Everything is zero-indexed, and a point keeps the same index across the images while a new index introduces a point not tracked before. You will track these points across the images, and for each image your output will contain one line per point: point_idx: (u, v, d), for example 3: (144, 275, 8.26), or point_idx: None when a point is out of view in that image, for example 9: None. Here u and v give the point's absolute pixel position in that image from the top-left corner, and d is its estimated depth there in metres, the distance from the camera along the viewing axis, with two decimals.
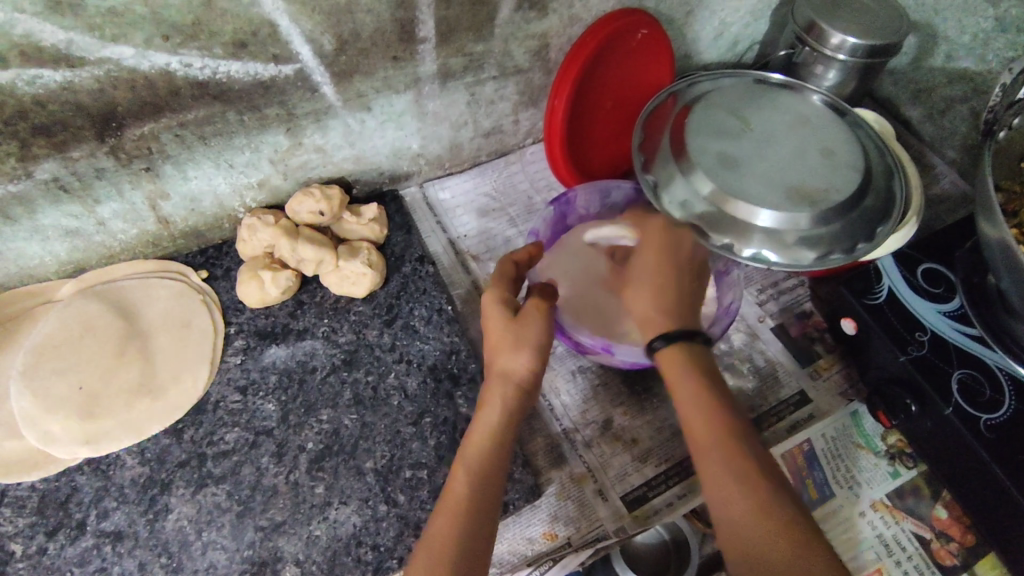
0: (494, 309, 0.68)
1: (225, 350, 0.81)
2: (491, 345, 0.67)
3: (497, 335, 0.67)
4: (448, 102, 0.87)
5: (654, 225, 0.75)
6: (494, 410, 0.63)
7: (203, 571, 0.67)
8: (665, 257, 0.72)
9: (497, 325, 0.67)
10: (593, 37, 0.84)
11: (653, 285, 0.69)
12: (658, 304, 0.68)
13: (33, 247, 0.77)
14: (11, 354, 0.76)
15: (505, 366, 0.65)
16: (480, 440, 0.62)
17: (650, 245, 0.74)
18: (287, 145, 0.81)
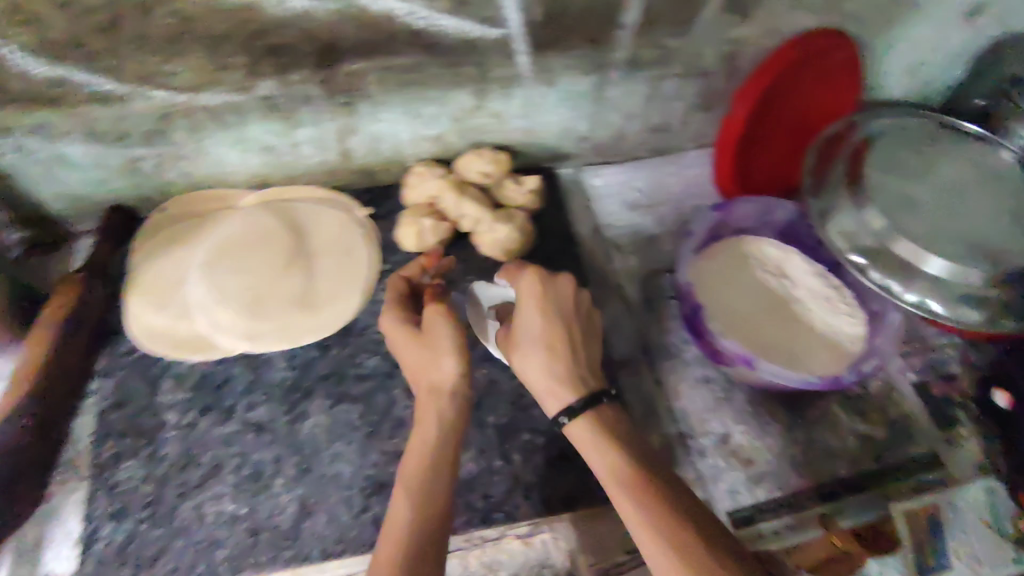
0: (398, 337, 0.69)
1: (376, 284, 0.86)
2: (411, 369, 0.69)
3: (410, 360, 0.68)
4: (629, 92, 0.88)
5: (525, 283, 0.71)
6: (429, 416, 0.64)
7: (329, 477, 0.73)
8: (546, 316, 0.69)
9: (406, 351, 0.69)
10: (795, 50, 0.83)
11: (545, 348, 0.68)
12: (551, 367, 0.67)
13: (232, 155, 0.83)
14: (195, 246, 0.84)
15: (434, 379, 0.66)
16: (420, 448, 0.63)
17: (534, 304, 0.70)
18: (471, 105, 0.84)
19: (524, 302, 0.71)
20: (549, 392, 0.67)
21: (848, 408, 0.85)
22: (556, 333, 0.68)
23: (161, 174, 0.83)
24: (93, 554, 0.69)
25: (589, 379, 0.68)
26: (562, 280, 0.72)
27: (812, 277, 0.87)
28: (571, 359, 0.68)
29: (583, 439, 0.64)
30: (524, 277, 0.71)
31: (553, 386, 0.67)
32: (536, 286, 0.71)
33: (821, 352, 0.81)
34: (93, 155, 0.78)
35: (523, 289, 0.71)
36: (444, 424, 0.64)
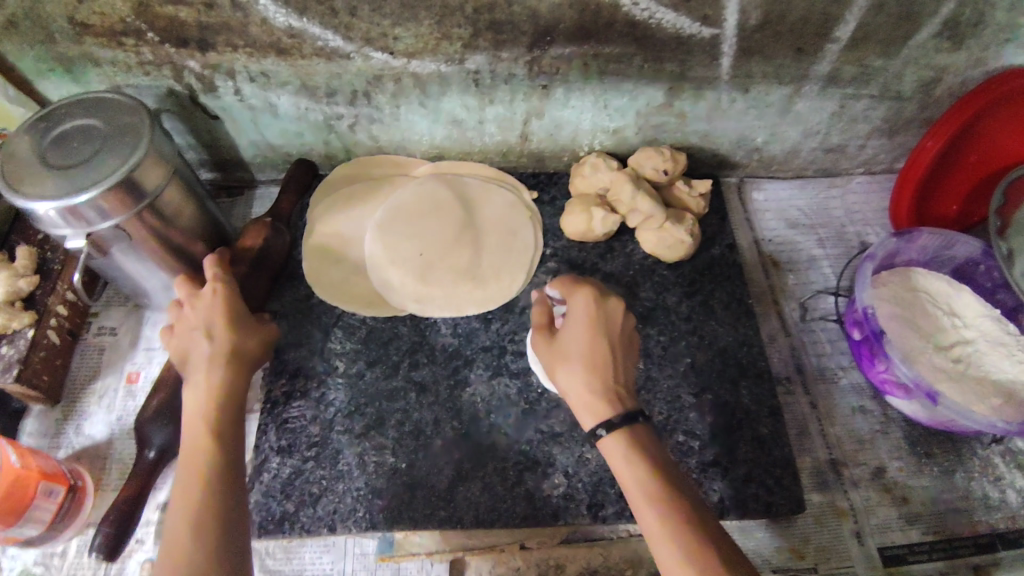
0: (208, 306, 0.63)
1: (538, 266, 0.87)
2: (190, 343, 0.62)
3: (193, 335, 0.62)
4: (816, 107, 0.87)
5: (579, 300, 0.62)
6: (203, 401, 0.59)
7: (485, 446, 0.74)
8: (599, 332, 0.60)
9: (195, 314, 0.63)
10: (979, 96, 0.82)
11: (588, 365, 0.59)
12: (590, 383, 0.58)
13: (421, 124, 0.87)
14: (372, 207, 0.88)
15: (237, 348, 0.62)
16: (201, 443, 0.56)
17: (586, 321, 0.61)
18: (660, 102, 0.84)
19: (573, 315, 0.62)
20: (585, 406, 0.58)
21: (1011, 461, 0.80)
22: (605, 351, 0.59)
23: (353, 134, 0.88)
24: (260, 485, 0.72)
25: (624, 394, 0.59)
26: (613, 303, 0.62)
27: (989, 320, 0.83)
28: (615, 377, 0.59)
29: (618, 460, 0.56)
30: (580, 296, 0.62)
31: (592, 397, 0.58)
32: (595, 302, 0.62)
33: (999, 397, 0.76)
34: (300, 108, 0.83)
35: (575, 307, 0.62)
36: (224, 418, 0.59)
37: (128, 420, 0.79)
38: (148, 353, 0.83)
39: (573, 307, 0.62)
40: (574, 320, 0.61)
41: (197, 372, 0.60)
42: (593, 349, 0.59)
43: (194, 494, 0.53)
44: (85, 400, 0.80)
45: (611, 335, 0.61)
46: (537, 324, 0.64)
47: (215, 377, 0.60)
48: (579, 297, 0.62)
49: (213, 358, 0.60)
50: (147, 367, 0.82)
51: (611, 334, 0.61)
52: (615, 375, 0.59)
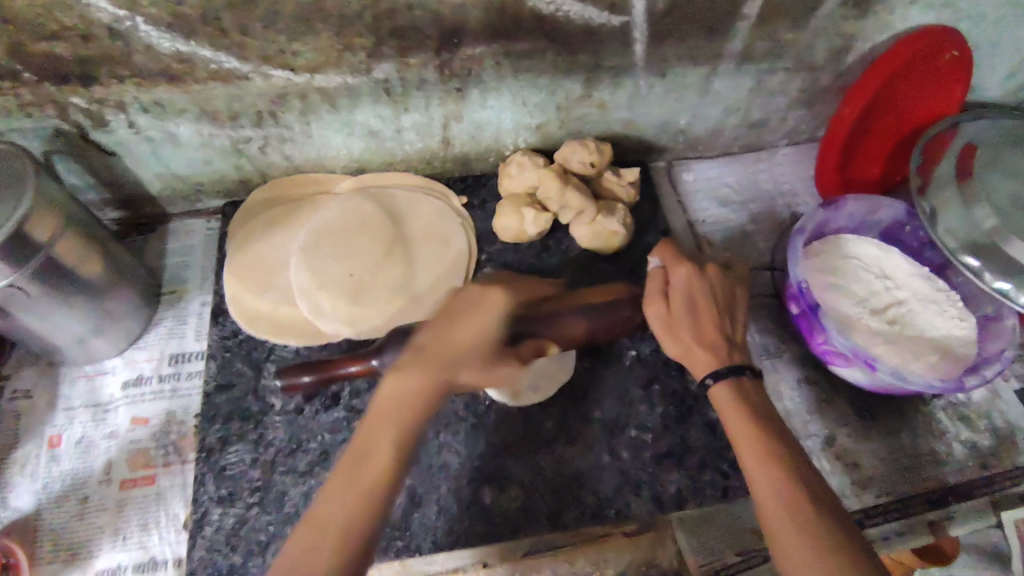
0: (482, 311, 0.59)
1: (474, 274, 0.85)
2: (434, 341, 0.58)
3: (442, 330, 0.59)
4: (734, 85, 0.86)
5: (681, 273, 0.64)
6: (407, 399, 0.55)
7: (438, 468, 0.72)
8: (702, 309, 0.63)
9: (462, 317, 0.59)
10: (938, 35, 0.80)
11: (699, 333, 0.62)
12: (704, 347, 0.62)
13: (337, 139, 0.83)
14: (294, 232, 0.84)
15: (460, 372, 0.57)
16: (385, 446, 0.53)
17: (695, 294, 0.63)
18: (579, 94, 0.83)
19: (676, 284, 0.64)
20: (696, 365, 0.63)
21: (952, 413, 0.82)
22: (705, 321, 0.63)
23: (266, 156, 0.83)
24: (203, 539, 0.68)
25: (729, 348, 0.63)
26: (715, 278, 0.65)
27: (917, 278, 0.85)
28: (716, 336, 0.62)
29: (724, 403, 0.60)
30: (684, 269, 0.64)
31: (694, 348, 0.62)
32: (697, 276, 0.64)
33: (932, 355, 0.78)
34: (203, 135, 0.78)
35: (678, 280, 0.64)
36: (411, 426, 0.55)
37: (54, 487, 0.73)
38: (69, 412, 0.77)
39: (677, 278, 0.64)
40: (681, 291, 0.63)
41: (411, 369, 0.56)
42: (704, 321, 0.63)
43: (357, 501, 0.51)
44: (7, 471, 0.74)
45: (716, 304, 0.64)
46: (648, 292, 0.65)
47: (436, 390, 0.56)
48: (687, 267, 0.64)
49: (434, 379, 0.56)
50: (69, 428, 0.77)
51: (721, 303, 0.64)
52: (723, 340, 0.63)
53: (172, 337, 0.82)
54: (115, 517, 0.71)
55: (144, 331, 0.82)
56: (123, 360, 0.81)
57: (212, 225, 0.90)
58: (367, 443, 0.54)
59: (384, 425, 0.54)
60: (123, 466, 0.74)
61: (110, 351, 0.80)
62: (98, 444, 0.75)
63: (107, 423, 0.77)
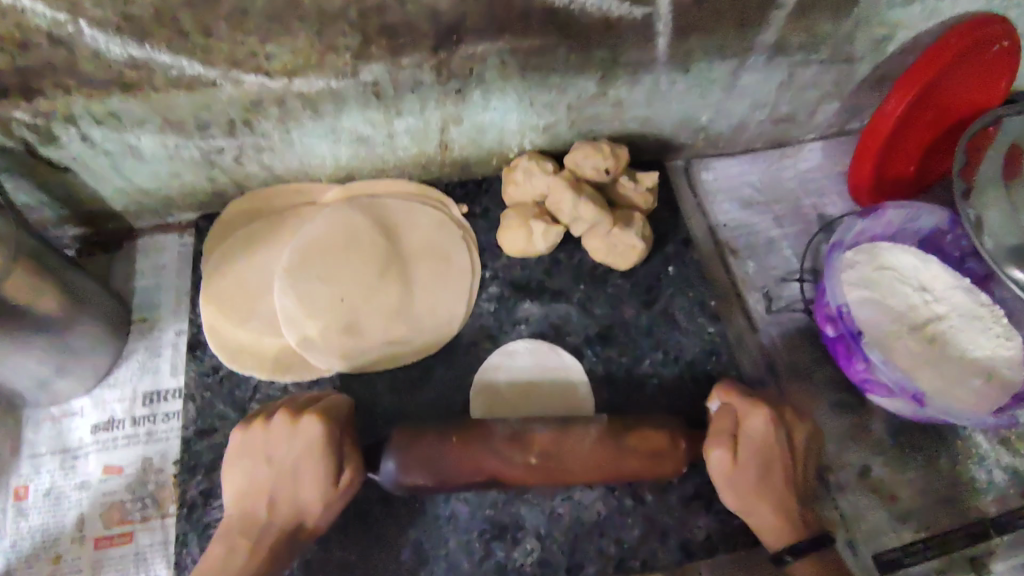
0: (298, 451, 0.59)
1: (478, 293, 0.78)
2: (255, 487, 0.60)
3: (263, 471, 0.60)
4: (764, 79, 0.77)
5: (760, 423, 0.62)
6: (228, 558, 0.57)
7: (444, 518, 0.66)
8: (774, 464, 0.61)
9: (281, 459, 0.60)
10: (993, 25, 0.72)
11: (766, 491, 0.61)
12: (770, 504, 0.60)
13: (321, 146, 0.74)
14: (276, 250, 0.75)
15: (300, 510, 0.59)
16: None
17: (773, 449, 0.61)
18: (593, 93, 0.73)
19: (752, 435, 0.61)
20: (760, 514, 0.61)
21: (993, 435, 0.77)
22: (776, 475, 0.61)
23: (241, 166, 0.74)
24: None
25: (801, 509, 0.62)
26: (795, 430, 0.62)
27: (960, 292, 0.77)
28: (791, 496, 0.61)
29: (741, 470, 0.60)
30: (765, 419, 0.61)
31: (758, 503, 0.61)
32: (777, 429, 0.61)
33: (978, 380, 0.72)
34: (168, 146, 0.69)
35: (754, 429, 0.62)
36: (265, 554, 0.58)
37: (22, 546, 0.66)
38: (34, 461, 0.70)
39: (761, 426, 0.61)
40: (759, 442, 0.61)
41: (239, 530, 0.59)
42: (772, 485, 0.61)
43: None
44: None
45: (791, 457, 0.62)
46: (722, 442, 0.61)
47: (265, 541, 0.58)
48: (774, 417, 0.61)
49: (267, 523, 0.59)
50: (36, 478, 0.69)
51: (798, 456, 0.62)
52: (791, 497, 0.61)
53: (146, 372, 0.74)
54: None
55: (113, 366, 0.74)
56: (92, 400, 0.73)
57: (185, 241, 0.82)
58: None
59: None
60: (97, 521, 0.67)
61: (77, 391, 0.72)
62: (68, 496, 0.68)
63: (77, 472, 0.69)
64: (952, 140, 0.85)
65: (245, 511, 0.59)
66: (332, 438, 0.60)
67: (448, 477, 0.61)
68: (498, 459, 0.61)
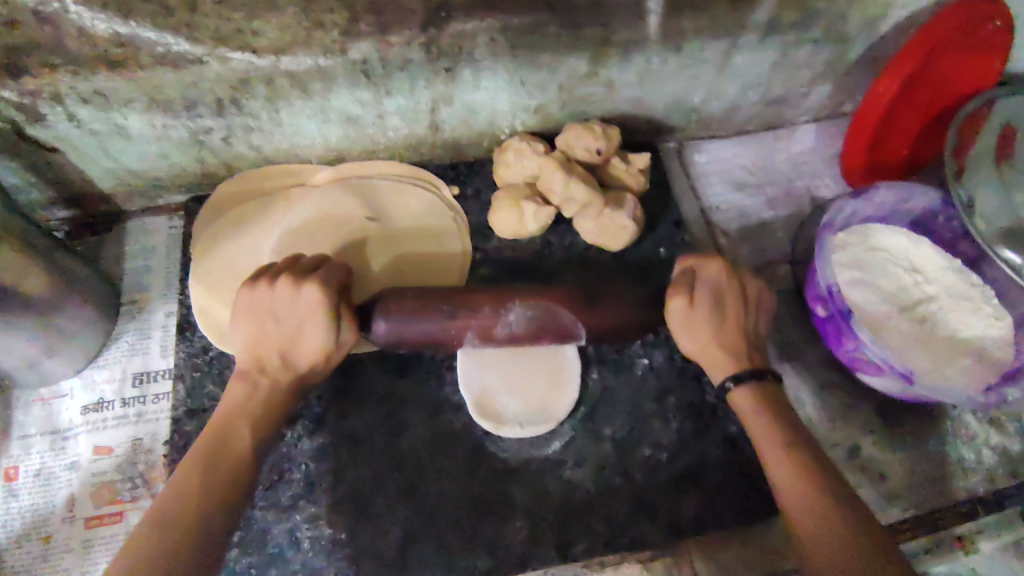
0: (303, 312, 0.59)
1: (470, 275, 0.77)
2: (259, 342, 0.59)
3: (266, 328, 0.59)
4: (757, 59, 0.77)
5: (716, 270, 0.62)
6: (247, 408, 0.58)
7: (434, 498, 0.66)
8: (729, 305, 0.62)
9: (284, 318, 0.59)
10: (985, 5, 0.72)
11: (721, 338, 0.61)
12: (725, 345, 0.62)
13: (311, 126, 0.73)
14: (266, 232, 0.75)
15: (302, 358, 0.60)
16: (241, 417, 0.57)
17: (731, 293, 0.62)
18: (584, 73, 0.73)
19: (706, 278, 0.62)
20: (714, 360, 0.62)
21: (982, 416, 0.77)
22: (730, 322, 0.62)
23: (230, 147, 0.74)
24: None
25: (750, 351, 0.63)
26: (746, 282, 0.63)
27: (951, 273, 0.77)
28: (738, 335, 0.62)
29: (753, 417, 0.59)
30: (720, 265, 0.62)
31: (713, 347, 0.62)
32: (729, 271, 0.62)
33: (968, 360, 0.72)
34: (155, 126, 0.68)
35: (709, 275, 0.62)
36: (261, 418, 0.58)
37: (12, 527, 0.66)
38: (24, 442, 0.70)
39: (715, 275, 0.62)
40: (718, 287, 0.62)
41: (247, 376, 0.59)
42: (730, 329, 0.62)
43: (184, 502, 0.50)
44: None
45: (747, 304, 0.63)
46: (680, 287, 0.61)
47: (273, 386, 0.60)
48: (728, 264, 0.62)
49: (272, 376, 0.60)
50: (26, 459, 0.69)
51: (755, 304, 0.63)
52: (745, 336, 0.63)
53: (136, 353, 0.74)
54: (82, 559, 0.65)
55: (103, 348, 0.74)
56: (81, 382, 0.73)
57: (175, 223, 0.81)
58: (221, 433, 0.56)
59: (220, 434, 0.56)
60: (87, 502, 0.67)
61: (67, 372, 0.72)
62: (58, 477, 0.68)
63: (67, 453, 0.69)
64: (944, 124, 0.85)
65: (254, 361, 0.59)
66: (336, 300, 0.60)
67: (418, 333, 0.64)
68: (488, 326, 0.64)
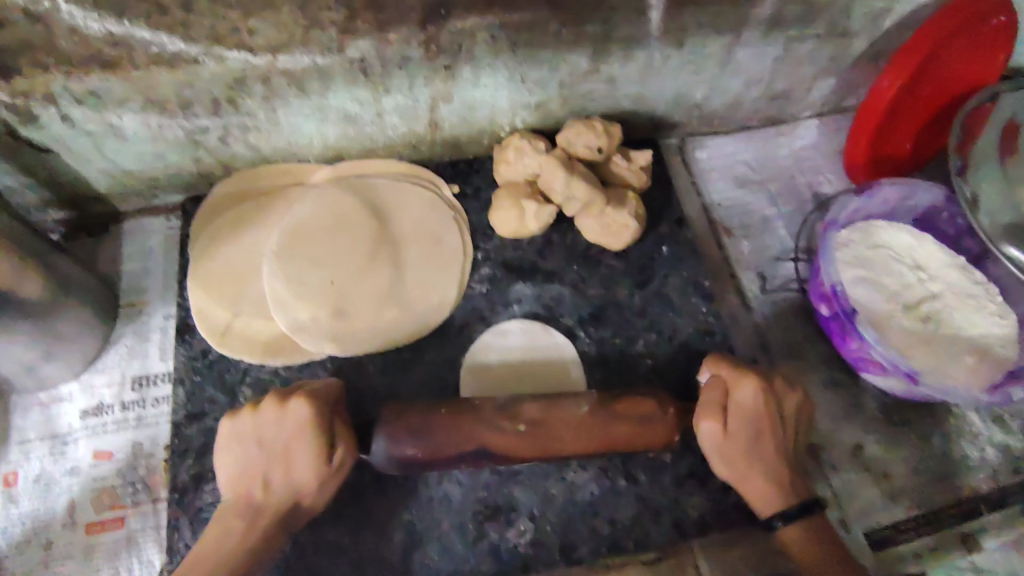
0: (288, 434, 0.59)
1: (470, 276, 0.77)
2: (249, 472, 0.59)
3: (257, 452, 0.59)
4: (760, 54, 0.76)
5: (749, 388, 0.61)
6: (228, 532, 0.58)
7: (437, 501, 0.66)
8: (765, 428, 0.61)
9: (273, 441, 0.59)
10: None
11: (762, 455, 0.61)
12: (766, 475, 0.61)
13: (308, 125, 0.72)
14: (264, 233, 0.74)
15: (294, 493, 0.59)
16: (221, 553, 0.57)
17: (767, 415, 0.61)
18: (585, 69, 0.72)
19: (741, 404, 0.61)
20: (755, 484, 0.61)
21: (985, 414, 0.77)
22: (767, 444, 0.61)
23: (227, 146, 0.73)
24: None
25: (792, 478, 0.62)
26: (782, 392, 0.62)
27: (954, 270, 0.76)
28: (775, 458, 0.61)
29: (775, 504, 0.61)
30: (752, 385, 0.61)
31: (752, 472, 0.61)
32: (765, 396, 0.61)
33: (972, 358, 0.71)
34: (150, 126, 0.67)
35: (743, 394, 0.61)
36: (248, 540, 0.58)
37: (12, 533, 0.66)
38: (23, 448, 0.69)
39: (748, 394, 0.61)
40: (748, 413, 0.61)
41: (237, 504, 0.59)
42: (764, 455, 0.61)
43: None
44: None
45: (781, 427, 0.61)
46: (710, 415, 0.61)
47: (263, 518, 0.58)
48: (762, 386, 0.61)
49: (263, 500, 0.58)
50: (25, 465, 0.69)
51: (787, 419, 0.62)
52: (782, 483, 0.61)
53: (134, 356, 0.74)
54: (83, 565, 0.65)
55: (101, 351, 0.73)
56: (80, 385, 0.72)
57: (172, 223, 0.80)
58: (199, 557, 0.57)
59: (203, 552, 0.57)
60: (88, 507, 0.67)
61: (65, 376, 0.71)
62: (58, 482, 0.68)
63: (67, 458, 0.69)
64: (949, 120, 0.84)
65: (240, 488, 0.59)
66: (323, 415, 0.59)
67: (434, 456, 0.62)
68: (487, 436, 0.63)
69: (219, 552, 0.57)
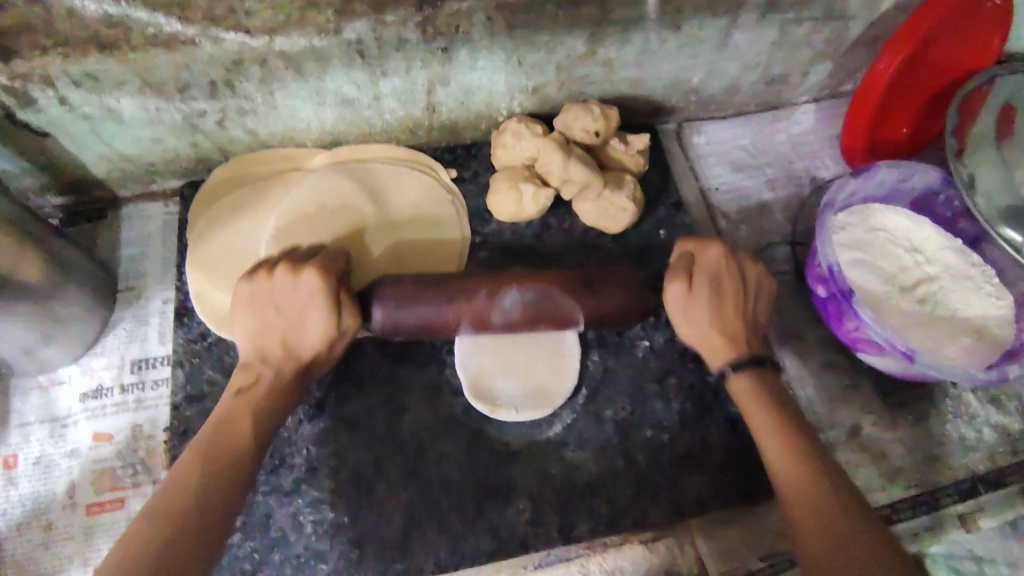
0: (304, 298, 0.59)
1: (469, 259, 0.77)
2: (258, 336, 0.60)
3: (267, 316, 0.60)
4: (756, 38, 0.76)
5: (715, 253, 0.63)
6: (248, 402, 0.56)
7: (436, 482, 0.66)
8: (727, 290, 0.62)
9: (284, 305, 0.59)
10: None
11: (729, 319, 0.62)
12: (729, 334, 0.62)
13: (306, 109, 0.72)
14: (262, 216, 0.74)
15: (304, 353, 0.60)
16: (245, 413, 0.56)
17: (730, 279, 0.62)
18: (582, 52, 0.72)
19: (707, 264, 0.62)
20: (717, 348, 0.62)
21: (982, 395, 0.77)
22: (728, 307, 0.62)
23: (225, 130, 0.73)
24: None
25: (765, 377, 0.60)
26: (747, 267, 0.64)
27: (950, 253, 0.77)
28: (738, 320, 0.62)
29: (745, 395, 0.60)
30: (718, 249, 0.63)
31: (715, 333, 0.62)
32: (729, 260, 0.63)
33: (969, 338, 0.71)
34: (148, 109, 0.67)
35: (711, 259, 0.63)
36: (265, 416, 0.57)
37: (12, 514, 0.66)
38: (23, 430, 0.69)
39: (715, 258, 0.62)
40: (720, 275, 0.62)
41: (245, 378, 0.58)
42: (735, 321, 0.62)
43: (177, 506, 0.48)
44: None
45: (745, 296, 0.63)
46: (678, 274, 0.61)
47: (277, 383, 0.59)
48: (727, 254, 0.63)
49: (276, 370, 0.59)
50: (25, 447, 0.69)
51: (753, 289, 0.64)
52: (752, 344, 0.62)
53: (133, 340, 0.74)
54: (83, 546, 0.65)
55: (100, 335, 0.74)
56: (79, 369, 0.72)
57: (171, 208, 0.81)
58: (220, 428, 0.54)
59: (216, 428, 0.54)
60: (88, 488, 0.67)
61: (64, 359, 0.71)
62: (58, 464, 0.68)
63: (67, 440, 0.69)
64: (946, 103, 0.84)
65: (255, 354, 0.60)
66: (335, 285, 0.60)
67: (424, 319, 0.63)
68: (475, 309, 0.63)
69: (246, 419, 0.55)
